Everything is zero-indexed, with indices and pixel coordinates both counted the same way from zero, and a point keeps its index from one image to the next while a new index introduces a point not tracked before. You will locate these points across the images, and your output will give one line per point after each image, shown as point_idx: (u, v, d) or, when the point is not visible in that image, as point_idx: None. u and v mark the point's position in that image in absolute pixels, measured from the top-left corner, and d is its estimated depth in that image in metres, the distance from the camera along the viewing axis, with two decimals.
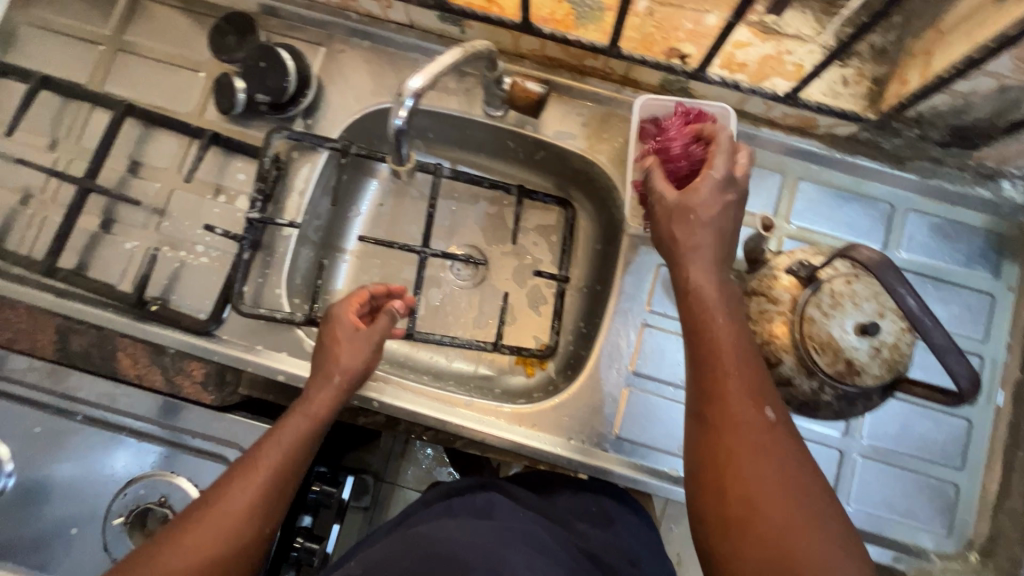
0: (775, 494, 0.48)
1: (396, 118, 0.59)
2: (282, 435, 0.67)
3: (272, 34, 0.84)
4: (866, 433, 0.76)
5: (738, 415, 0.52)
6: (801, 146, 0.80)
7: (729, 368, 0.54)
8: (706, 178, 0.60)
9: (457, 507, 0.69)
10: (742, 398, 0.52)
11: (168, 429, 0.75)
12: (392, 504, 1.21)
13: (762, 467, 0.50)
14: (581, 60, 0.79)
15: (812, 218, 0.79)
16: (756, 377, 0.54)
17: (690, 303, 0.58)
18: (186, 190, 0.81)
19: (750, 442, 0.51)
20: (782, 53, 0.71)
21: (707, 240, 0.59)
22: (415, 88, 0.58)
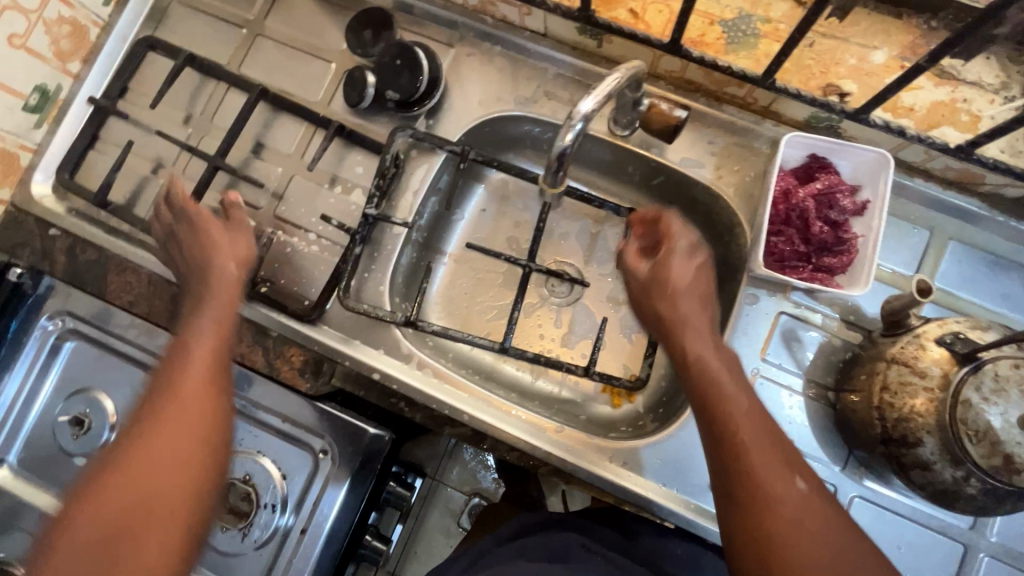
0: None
1: (560, 140, 0.58)
2: (204, 329, 0.63)
3: (406, 31, 0.84)
4: (995, 531, 0.68)
5: (768, 491, 0.52)
6: (957, 204, 0.72)
7: (749, 448, 0.54)
8: (672, 253, 0.65)
9: (533, 546, 0.68)
10: (769, 472, 0.53)
11: (240, 400, 0.77)
12: (435, 503, 1.17)
13: (808, 556, 0.50)
14: (721, 87, 0.74)
15: (959, 284, 0.72)
16: (776, 447, 0.55)
17: (690, 377, 0.60)
18: (305, 177, 0.82)
19: (788, 521, 0.51)
20: (957, 100, 0.65)
21: (692, 310, 0.63)
22: (585, 110, 0.56)
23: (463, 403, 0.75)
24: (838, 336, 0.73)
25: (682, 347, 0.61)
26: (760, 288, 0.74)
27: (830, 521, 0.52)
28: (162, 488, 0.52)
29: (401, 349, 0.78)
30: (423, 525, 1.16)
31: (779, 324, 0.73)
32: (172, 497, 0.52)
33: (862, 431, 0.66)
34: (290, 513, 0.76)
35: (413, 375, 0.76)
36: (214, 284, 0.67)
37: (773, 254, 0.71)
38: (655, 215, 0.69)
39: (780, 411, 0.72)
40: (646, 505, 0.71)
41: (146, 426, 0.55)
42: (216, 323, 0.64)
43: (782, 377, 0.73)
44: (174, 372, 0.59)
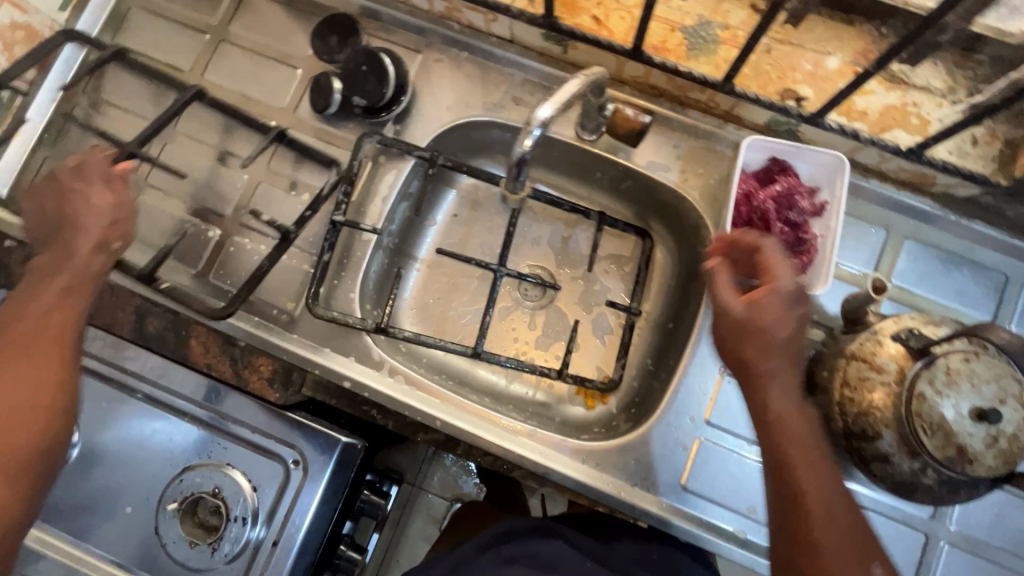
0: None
1: (520, 146, 0.59)
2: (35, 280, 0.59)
3: (373, 38, 0.83)
4: (955, 520, 0.70)
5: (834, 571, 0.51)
6: (911, 204, 0.75)
7: (818, 519, 0.53)
8: (772, 295, 0.56)
9: (517, 558, 0.68)
10: (838, 552, 0.52)
11: (208, 413, 0.76)
12: (416, 509, 1.17)
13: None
14: (684, 92, 0.76)
15: (916, 282, 0.74)
16: (848, 524, 0.53)
17: (767, 432, 0.56)
18: (271, 184, 0.81)
19: None
20: (907, 104, 0.68)
21: (782, 363, 0.56)
22: (545, 117, 0.57)
23: (435, 409, 0.74)
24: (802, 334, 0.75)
25: (767, 401, 0.56)
26: None
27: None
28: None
29: (372, 357, 0.77)
30: (405, 533, 1.16)
31: None
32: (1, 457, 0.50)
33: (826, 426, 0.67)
34: (262, 526, 0.74)
35: (384, 382, 0.75)
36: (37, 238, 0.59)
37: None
38: (756, 239, 0.59)
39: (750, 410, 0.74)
40: (620, 506, 0.73)
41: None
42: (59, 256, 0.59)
43: None
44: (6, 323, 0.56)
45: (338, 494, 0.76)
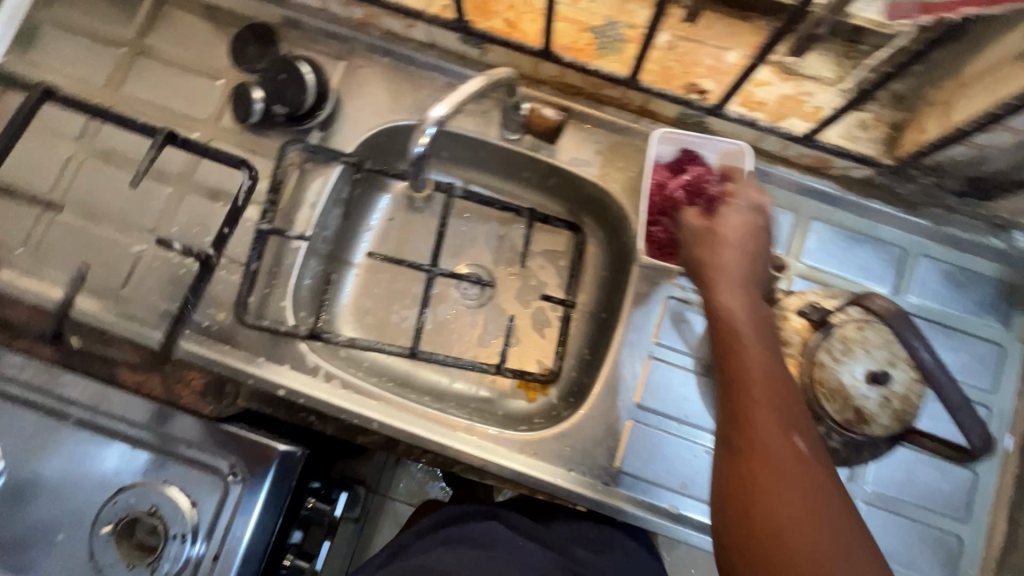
0: (822, 554, 0.43)
1: (418, 145, 0.63)
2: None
3: (294, 46, 0.84)
4: (870, 479, 0.74)
5: (769, 444, 0.48)
6: (816, 186, 0.80)
7: (760, 405, 0.50)
8: (734, 208, 0.62)
9: (452, 539, 0.69)
10: (773, 424, 0.49)
11: (161, 437, 0.74)
12: (382, 518, 1.16)
13: (803, 527, 0.44)
14: (599, 89, 0.79)
15: (824, 259, 0.79)
16: (790, 408, 0.50)
17: (717, 329, 0.56)
18: (197, 197, 0.81)
19: (781, 471, 0.47)
20: (802, 94, 0.72)
21: (738, 265, 0.59)
22: (439, 116, 0.60)
23: (372, 410, 0.75)
24: None
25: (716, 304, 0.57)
26: (650, 276, 0.79)
27: (831, 496, 0.46)
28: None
29: (306, 363, 0.77)
30: (371, 542, 1.14)
31: (668, 308, 0.79)
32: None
33: None
34: (202, 542, 0.72)
35: (319, 388, 0.76)
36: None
37: (653, 242, 0.76)
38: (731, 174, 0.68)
39: (680, 391, 0.77)
40: (557, 492, 0.74)
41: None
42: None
43: (675, 358, 0.78)
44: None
45: (279, 502, 0.76)
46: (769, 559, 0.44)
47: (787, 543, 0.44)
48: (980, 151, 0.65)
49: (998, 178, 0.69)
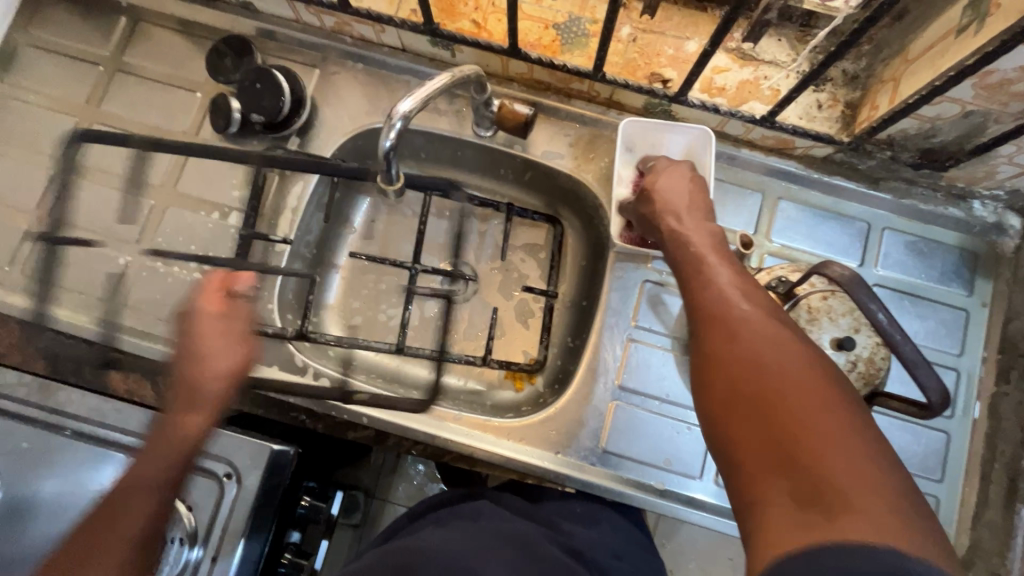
0: (782, 378, 0.44)
1: (385, 139, 0.64)
2: (185, 420, 0.62)
3: (269, 56, 0.86)
4: None
5: (723, 309, 0.52)
6: (780, 167, 0.83)
7: (714, 284, 0.55)
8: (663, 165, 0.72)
9: (446, 516, 0.69)
10: (724, 293, 0.53)
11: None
12: (382, 521, 1.16)
13: (764, 357, 0.46)
14: (568, 84, 0.82)
15: (792, 236, 0.82)
16: (744, 286, 0.54)
17: (674, 250, 0.63)
18: (180, 208, 0.83)
19: (734, 325, 0.50)
20: (760, 78, 0.75)
21: (679, 197, 0.67)
22: (404, 111, 0.63)
23: (361, 405, 0.77)
24: None
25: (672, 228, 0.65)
26: (625, 262, 0.82)
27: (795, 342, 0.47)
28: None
29: (295, 363, 0.79)
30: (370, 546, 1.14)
31: (645, 292, 0.81)
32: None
33: None
34: (199, 546, 0.73)
35: (310, 388, 0.78)
36: (183, 377, 0.64)
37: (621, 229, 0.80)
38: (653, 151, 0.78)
39: (661, 370, 0.79)
40: (545, 475, 0.76)
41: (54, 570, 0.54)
42: (217, 380, 0.64)
43: (653, 339, 0.80)
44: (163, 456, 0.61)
45: (273, 501, 0.76)
46: (740, 397, 0.45)
47: (758, 381, 0.45)
48: (928, 123, 0.68)
49: (950, 149, 0.72)
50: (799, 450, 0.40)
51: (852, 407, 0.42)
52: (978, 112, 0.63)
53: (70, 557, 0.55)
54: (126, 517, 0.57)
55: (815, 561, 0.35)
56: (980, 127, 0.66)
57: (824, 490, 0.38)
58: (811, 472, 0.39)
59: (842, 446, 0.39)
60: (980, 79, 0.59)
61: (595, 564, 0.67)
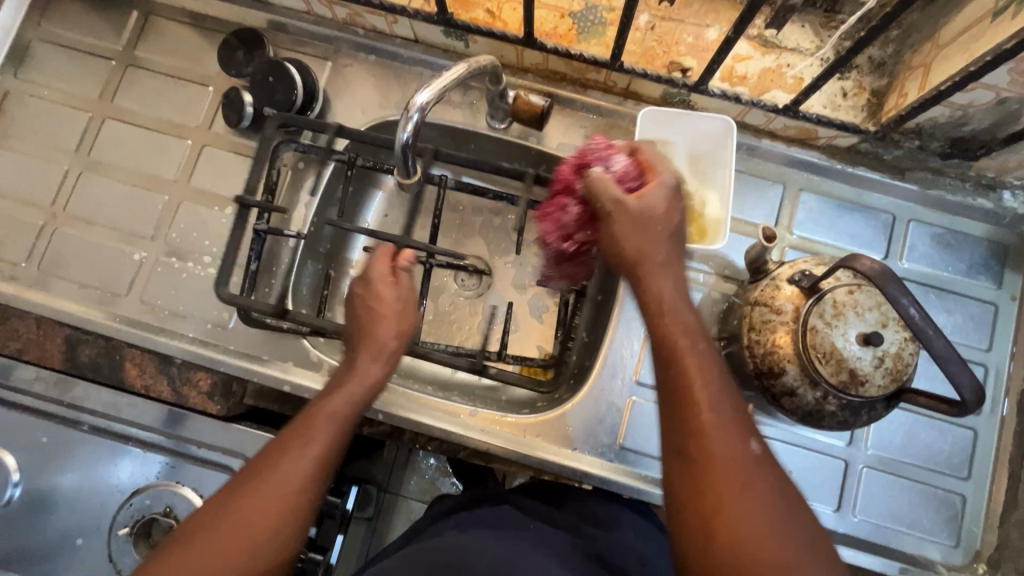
0: (776, 559, 0.46)
1: (403, 132, 0.63)
2: (369, 369, 0.63)
3: (281, 49, 0.85)
4: (870, 443, 0.75)
5: (714, 449, 0.49)
6: (802, 157, 0.81)
7: (712, 422, 0.50)
8: (659, 185, 0.59)
9: (462, 521, 0.68)
10: (718, 429, 0.50)
11: (172, 440, 0.76)
12: (396, 513, 1.16)
13: (756, 519, 0.47)
14: (584, 74, 0.80)
15: (814, 228, 0.80)
16: (732, 414, 0.51)
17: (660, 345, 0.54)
18: (193, 202, 0.82)
19: (728, 475, 0.48)
20: (782, 66, 0.73)
21: (671, 266, 0.57)
22: (422, 102, 0.61)
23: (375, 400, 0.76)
24: (717, 290, 0.80)
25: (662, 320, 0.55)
26: None
27: (778, 492, 0.49)
28: (244, 525, 0.52)
29: (310, 358, 0.78)
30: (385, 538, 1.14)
31: None
32: (201, 538, 0.52)
33: (742, 370, 0.72)
34: None
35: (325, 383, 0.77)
36: (368, 328, 0.65)
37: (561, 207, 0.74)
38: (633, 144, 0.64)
39: None
40: (563, 472, 0.76)
41: (267, 462, 0.56)
42: (393, 338, 0.65)
43: None
44: (352, 385, 0.62)
45: None
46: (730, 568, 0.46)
47: (752, 551, 0.46)
48: (960, 110, 0.66)
49: (981, 138, 0.70)
50: None
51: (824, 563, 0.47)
52: (1014, 99, 0.61)
53: (226, 502, 0.54)
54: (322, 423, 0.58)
55: None
56: (1014, 115, 0.64)
57: None
58: None
59: None
60: (1018, 64, 0.57)
61: (620, 569, 0.64)
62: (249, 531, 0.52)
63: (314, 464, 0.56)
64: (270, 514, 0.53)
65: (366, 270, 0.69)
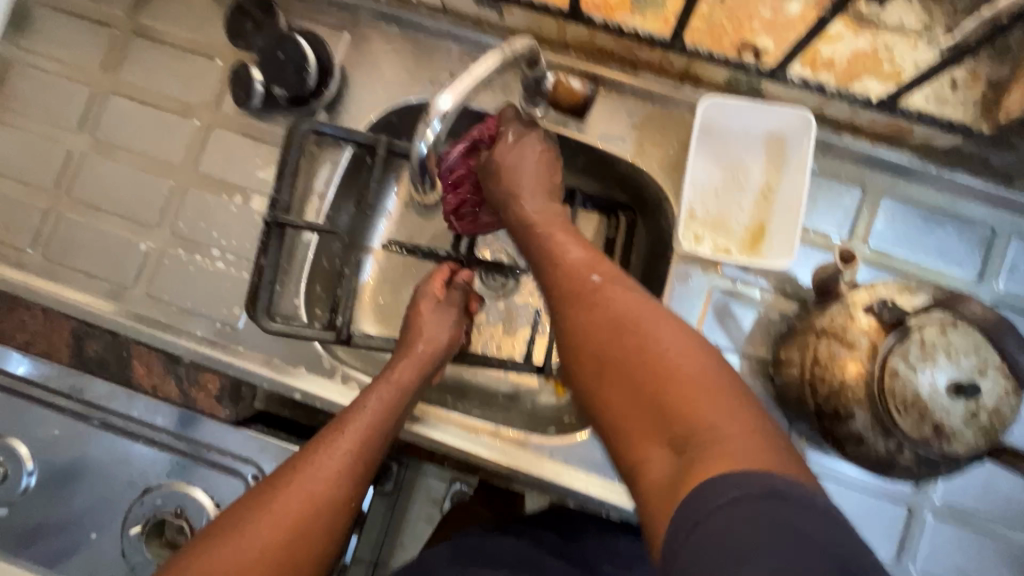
0: (653, 347, 0.45)
1: (421, 141, 0.55)
2: (405, 367, 0.67)
3: (295, 17, 0.76)
4: (939, 490, 0.67)
5: (572, 272, 0.54)
6: (887, 158, 0.69)
7: (563, 252, 0.57)
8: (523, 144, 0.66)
9: (463, 552, 0.67)
10: (573, 262, 0.55)
11: (187, 443, 0.73)
12: (415, 492, 1.05)
13: (621, 318, 0.48)
14: (634, 52, 0.68)
15: (894, 242, 0.69)
16: (586, 254, 0.56)
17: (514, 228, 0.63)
18: (202, 189, 0.76)
19: (591, 289, 0.51)
20: (879, 49, 0.60)
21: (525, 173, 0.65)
22: (444, 109, 0.52)
23: None
24: (775, 309, 0.70)
25: (551, 237, 0.59)
26: (689, 267, 0.71)
27: (655, 310, 0.48)
28: (279, 511, 0.54)
29: (323, 364, 0.73)
30: (404, 517, 1.04)
31: (712, 301, 0.70)
32: (243, 525, 0.53)
33: (799, 405, 0.64)
34: None
35: (338, 392, 0.72)
36: (411, 338, 0.70)
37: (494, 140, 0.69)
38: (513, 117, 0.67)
39: None
40: (592, 501, 0.70)
41: (306, 454, 0.58)
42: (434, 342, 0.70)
43: (719, 355, 0.70)
44: (386, 386, 0.65)
45: None
46: (607, 371, 0.47)
47: (616, 346, 0.47)
48: None
49: None
50: (669, 408, 0.42)
51: (717, 375, 0.44)
52: None
53: (260, 489, 0.57)
54: (354, 415, 0.62)
55: (693, 512, 0.37)
56: None
57: (693, 437, 0.41)
58: (683, 427, 0.41)
59: (707, 406, 0.42)
60: None
61: None
62: (281, 514, 0.54)
63: (346, 460, 0.58)
64: (307, 498, 0.55)
65: (416, 289, 0.75)
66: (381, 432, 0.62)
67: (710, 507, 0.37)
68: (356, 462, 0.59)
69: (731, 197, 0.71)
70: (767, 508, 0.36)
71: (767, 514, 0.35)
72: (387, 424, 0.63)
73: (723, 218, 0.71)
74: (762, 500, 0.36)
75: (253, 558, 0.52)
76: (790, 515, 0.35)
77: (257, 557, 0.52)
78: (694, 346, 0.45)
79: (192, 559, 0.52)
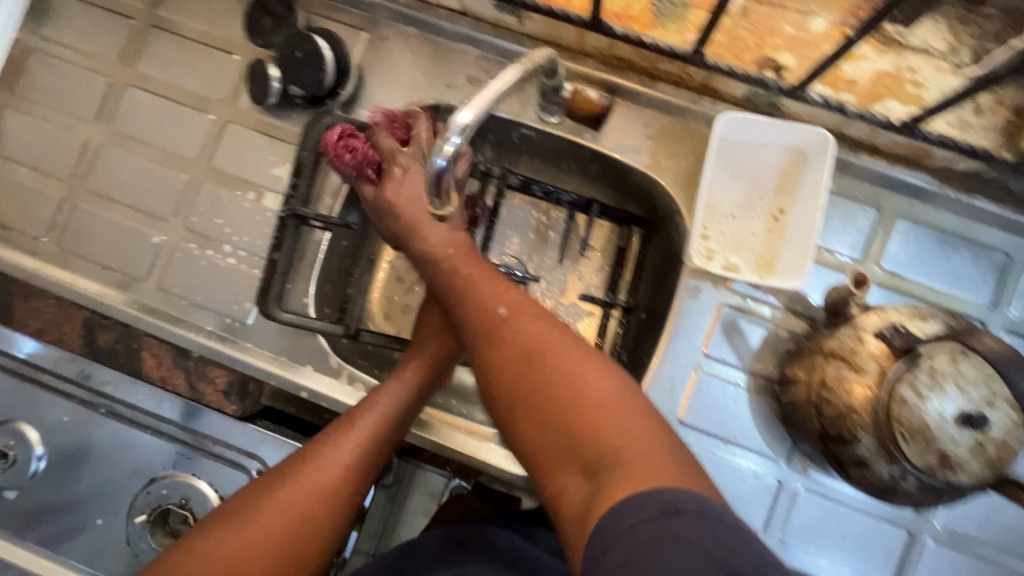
0: (557, 386, 0.51)
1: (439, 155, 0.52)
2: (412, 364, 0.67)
3: (313, 14, 0.75)
4: (941, 515, 0.67)
5: (479, 313, 0.58)
6: (904, 179, 0.68)
7: (476, 290, 0.60)
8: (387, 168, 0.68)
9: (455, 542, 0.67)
10: (483, 301, 0.58)
11: (192, 435, 0.73)
12: (414, 486, 1.05)
13: (525, 359, 0.53)
14: (654, 63, 0.68)
15: (908, 265, 0.68)
16: (494, 290, 0.59)
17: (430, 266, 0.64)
18: (216, 184, 0.76)
19: (498, 334, 0.55)
20: (903, 70, 0.57)
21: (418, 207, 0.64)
22: (464, 122, 0.51)
23: None
24: (784, 327, 0.70)
25: (455, 272, 0.62)
26: (700, 281, 0.70)
27: (554, 343, 0.53)
28: (289, 499, 0.55)
29: (331, 363, 0.74)
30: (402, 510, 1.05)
31: (722, 316, 0.70)
32: (251, 512, 0.54)
33: (804, 425, 0.63)
34: None
35: (345, 392, 0.73)
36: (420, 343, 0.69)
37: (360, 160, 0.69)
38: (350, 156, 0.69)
39: (728, 406, 0.70)
40: None
41: (317, 445, 0.59)
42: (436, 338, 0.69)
43: (726, 371, 0.70)
44: (397, 382, 0.65)
45: None
46: (522, 414, 0.52)
47: (526, 389, 0.52)
48: None
49: None
50: (577, 441, 0.49)
51: (620, 397, 0.50)
52: None
53: (269, 476, 0.58)
54: (365, 410, 0.62)
55: (604, 543, 0.42)
56: None
57: (600, 464, 0.47)
58: (591, 455, 0.48)
59: (613, 427, 0.48)
60: None
61: None
62: (289, 502, 0.55)
63: (355, 455, 0.59)
64: (317, 487, 0.56)
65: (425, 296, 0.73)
66: (389, 432, 0.62)
67: (619, 531, 0.42)
68: (363, 458, 0.59)
69: (743, 214, 0.71)
70: (663, 524, 0.41)
71: (670, 532, 0.41)
72: (396, 424, 0.63)
73: (735, 234, 0.71)
74: (664, 518, 0.42)
75: (258, 544, 0.53)
76: (684, 528, 0.41)
77: (262, 543, 0.53)
78: (586, 374, 0.51)
79: (200, 538, 0.53)
